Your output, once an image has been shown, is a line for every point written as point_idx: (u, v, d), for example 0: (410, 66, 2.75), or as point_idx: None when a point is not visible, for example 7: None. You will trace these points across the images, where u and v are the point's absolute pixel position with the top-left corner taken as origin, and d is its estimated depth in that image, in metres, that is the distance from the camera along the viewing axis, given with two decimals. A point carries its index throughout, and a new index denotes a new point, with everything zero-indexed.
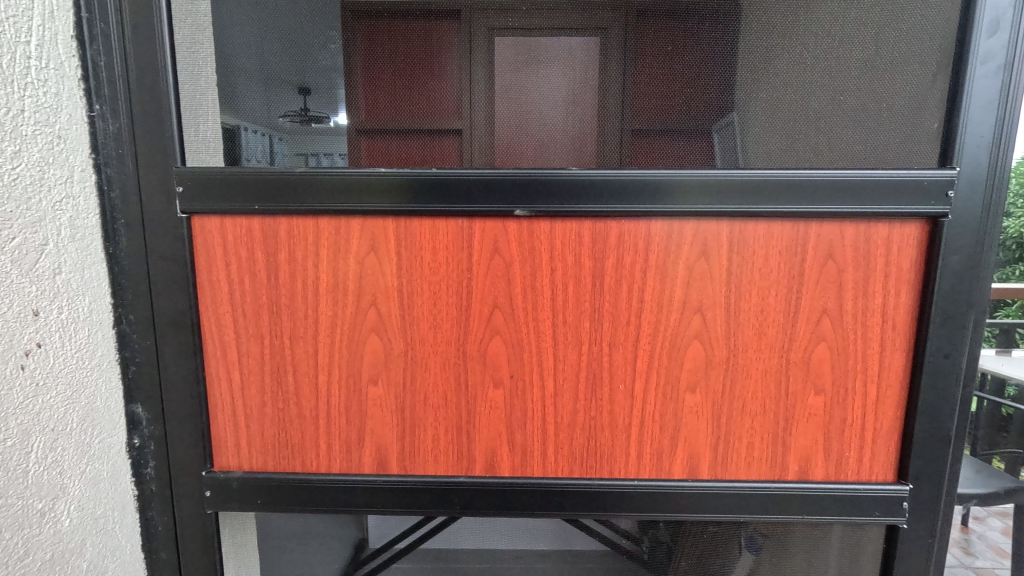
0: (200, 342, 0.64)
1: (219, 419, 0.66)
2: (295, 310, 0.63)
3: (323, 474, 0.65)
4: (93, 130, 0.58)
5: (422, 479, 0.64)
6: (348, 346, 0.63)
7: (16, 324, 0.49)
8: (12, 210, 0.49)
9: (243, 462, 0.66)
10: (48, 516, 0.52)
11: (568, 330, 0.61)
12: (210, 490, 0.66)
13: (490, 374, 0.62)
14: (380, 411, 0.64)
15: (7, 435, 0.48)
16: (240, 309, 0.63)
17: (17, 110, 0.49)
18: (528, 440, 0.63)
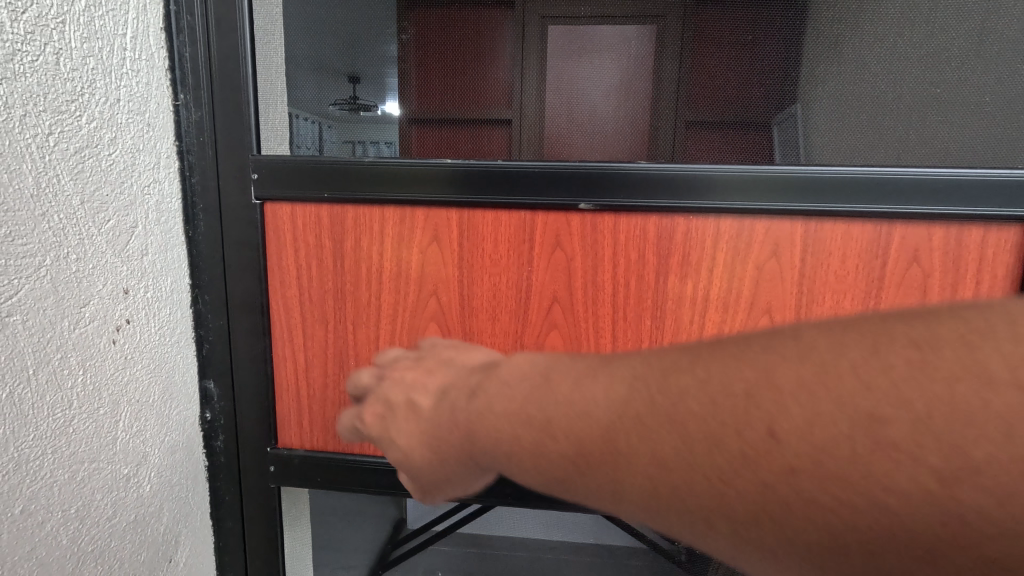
0: (268, 325, 0.67)
1: (285, 399, 0.68)
2: (359, 297, 0.64)
3: (381, 457, 0.67)
4: (178, 118, 0.61)
5: None
6: (409, 333, 0.64)
7: (109, 301, 0.52)
8: (108, 194, 0.52)
9: (305, 441, 0.69)
10: (132, 481, 0.56)
11: (627, 327, 0.60)
12: (274, 466, 0.69)
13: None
14: None
15: (100, 404, 0.52)
16: (308, 294, 0.65)
17: (114, 99, 0.52)
18: None
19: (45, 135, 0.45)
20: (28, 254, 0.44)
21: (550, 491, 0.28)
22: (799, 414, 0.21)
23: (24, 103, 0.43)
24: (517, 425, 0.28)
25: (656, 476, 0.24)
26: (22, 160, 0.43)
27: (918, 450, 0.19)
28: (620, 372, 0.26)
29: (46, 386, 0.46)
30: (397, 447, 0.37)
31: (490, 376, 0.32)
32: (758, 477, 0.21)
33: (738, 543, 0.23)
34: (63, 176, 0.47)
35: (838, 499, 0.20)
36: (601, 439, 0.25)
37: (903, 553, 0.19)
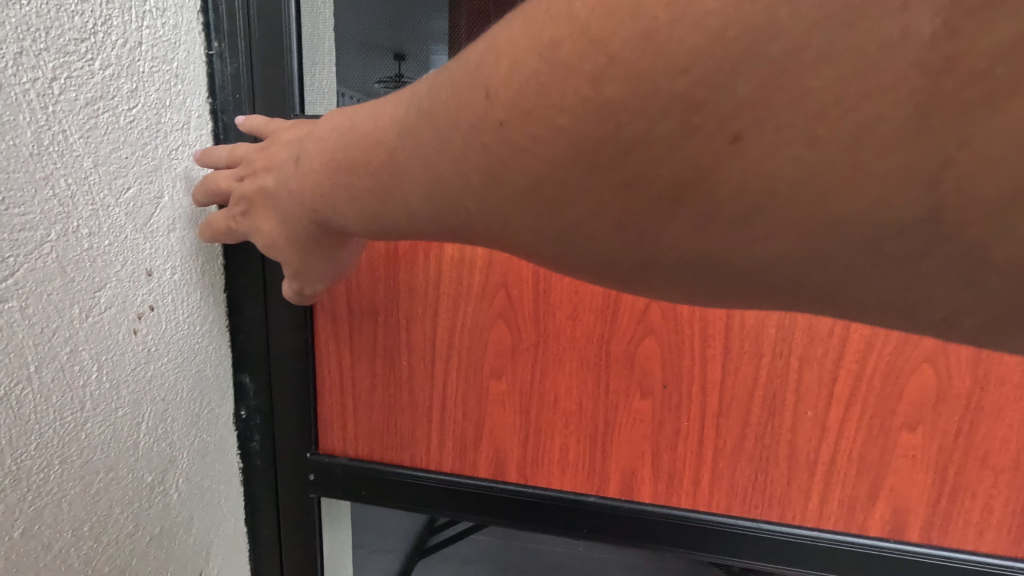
0: (310, 315, 0.58)
1: (328, 400, 0.60)
2: (414, 288, 0.54)
3: (434, 472, 0.58)
4: (212, 71, 0.52)
5: (545, 492, 0.55)
6: (472, 331, 0.54)
7: (129, 284, 0.45)
8: (128, 156, 0.43)
9: (349, 448, 0.60)
10: (157, 489, 0.49)
11: (744, 337, 0.48)
12: (313, 474, 0.61)
13: (636, 382, 0.51)
14: (500, 408, 0.55)
15: (119, 404, 0.44)
16: (355, 281, 0.56)
17: (134, 43, 0.43)
18: (677, 464, 0.52)
19: (47, 80, 0.36)
20: (27, 226, 0.36)
21: (367, 216, 0.37)
22: (504, 69, 0.26)
23: (18, 37, 0.34)
24: (338, 166, 0.37)
25: (423, 173, 0.32)
26: (18, 109, 0.35)
27: (575, 63, 0.23)
28: (400, 100, 0.34)
29: (52, 385, 0.39)
30: (262, 231, 0.46)
31: (310, 139, 0.41)
32: (483, 137, 0.28)
33: (490, 207, 0.30)
34: (72, 133, 0.39)
35: (527, 134, 0.26)
36: (392, 152, 0.33)
37: (568, 162, 0.26)
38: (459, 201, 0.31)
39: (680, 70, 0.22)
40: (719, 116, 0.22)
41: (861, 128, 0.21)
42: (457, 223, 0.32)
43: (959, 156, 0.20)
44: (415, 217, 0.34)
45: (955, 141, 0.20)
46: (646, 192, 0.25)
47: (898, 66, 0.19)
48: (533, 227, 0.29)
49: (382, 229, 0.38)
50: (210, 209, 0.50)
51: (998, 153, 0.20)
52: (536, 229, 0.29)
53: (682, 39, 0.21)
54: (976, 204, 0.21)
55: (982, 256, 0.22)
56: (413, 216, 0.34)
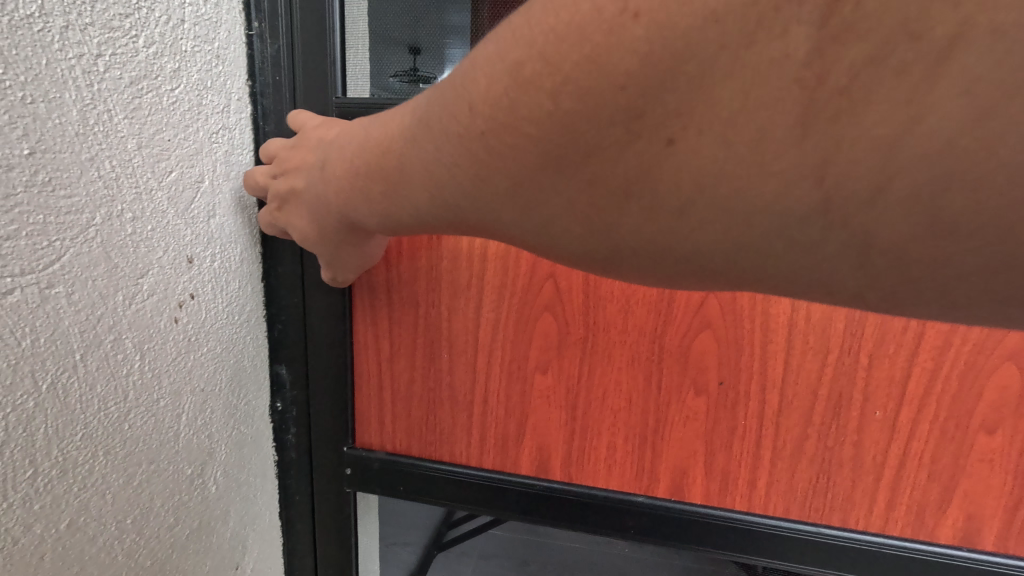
0: (349, 306, 0.56)
1: (364, 394, 0.59)
2: (456, 280, 0.53)
3: (473, 469, 0.57)
4: (251, 52, 0.50)
5: (590, 492, 0.54)
6: (516, 324, 0.53)
7: (170, 271, 0.43)
8: (170, 139, 0.42)
9: (387, 442, 0.59)
10: (197, 482, 0.48)
11: (810, 333, 0.47)
12: (350, 469, 0.60)
13: (692, 379, 0.51)
14: (545, 404, 0.54)
15: (160, 395, 0.43)
16: (397, 275, 0.55)
17: (177, 20, 0.42)
18: (732, 464, 0.51)
19: (93, 56, 0.35)
20: (73, 209, 0.35)
21: (377, 220, 0.38)
22: (482, 84, 0.26)
23: (65, 11, 0.33)
24: (350, 169, 0.37)
25: (425, 178, 0.32)
26: (65, 87, 0.33)
27: (536, 82, 0.24)
28: (407, 106, 0.34)
29: (97, 373, 0.37)
30: (295, 228, 0.46)
31: (334, 145, 0.40)
32: (466, 147, 0.28)
33: (487, 211, 0.30)
34: (116, 112, 0.37)
35: (500, 144, 0.26)
36: (395, 158, 0.33)
37: (543, 171, 0.26)
38: (461, 206, 0.31)
39: (617, 87, 0.22)
40: (654, 125, 0.23)
41: (761, 133, 0.22)
42: (465, 224, 0.33)
43: (835, 157, 0.21)
44: (424, 218, 0.34)
45: (833, 145, 0.21)
46: (622, 197, 0.26)
47: (780, 81, 0.20)
48: (528, 228, 0.30)
49: (398, 229, 0.38)
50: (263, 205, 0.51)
51: (866, 155, 0.20)
52: (529, 232, 0.30)
53: (621, 59, 0.22)
54: (866, 204, 0.21)
55: (867, 246, 0.23)
56: (422, 216, 0.34)
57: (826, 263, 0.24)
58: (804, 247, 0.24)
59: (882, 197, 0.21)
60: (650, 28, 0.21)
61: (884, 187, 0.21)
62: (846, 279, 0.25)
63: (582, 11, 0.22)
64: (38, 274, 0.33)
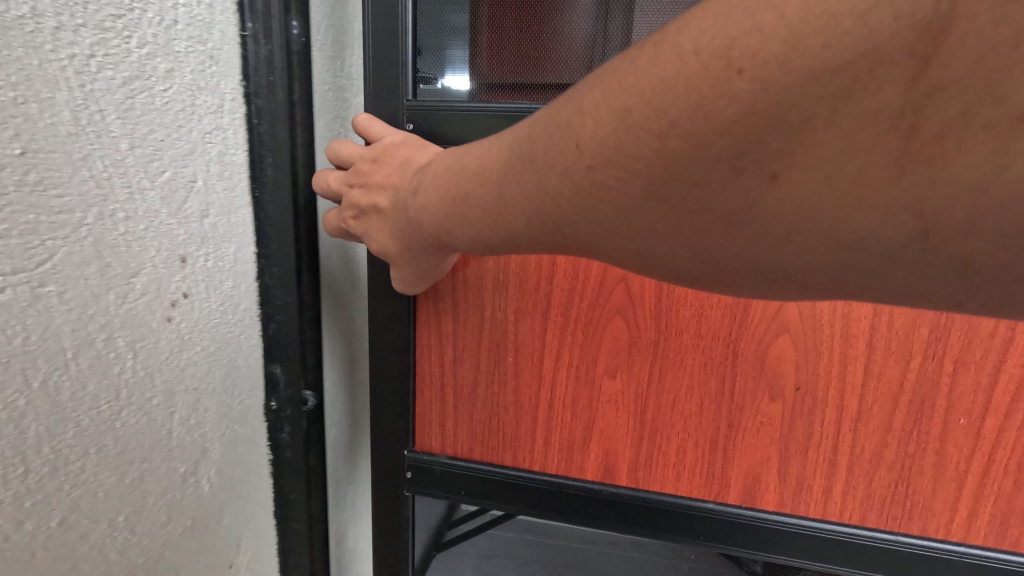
0: (413, 317, 0.67)
1: (425, 399, 0.69)
2: (524, 299, 0.64)
3: (531, 474, 0.68)
4: (245, 53, 0.50)
5: (658, 498, 0.65)
6: (585, 328, 0.63)
7: (163, 271, 0.43)
8: (163, 139, 0.42)
9: (447, 446, 0.70)
10: (191, 480, 0.49)
11: (892, 338, 0.57)
12: (411, 473, 0.70)
13: (768, 384, 0.60)
14: (614, 410, 0.64)
15: (153, 393, 0.43)
16: (493, 305, 0.65)
17: (170, 21, 0.42)
18: (789, 449, 0.61)
19: (85, 57, 0.35)
20: (65, 209, 0.35)
21: (480, 241, 0.45)
22: (591, 127, 0.34)
23: (56, 12, 0.33)
24: (452, 199, 0.45)
25: (527, 205, 0.40)
26: (56, 87, 0.34)
27: (645, 124, 0.31)
28: (502, 140, 0.42)
29: (89, 372, 0.38)
30: (374, 239, 0.55)
31: (426, 171, 0.49)
32: (574, 177, 0.35)
33: (582, 232, 0.38)
34: (108, 113, 0.37)
35: (606, 176, 0.34)
36: (499, 189, 0.41)
37: (652, 201, 0.33)
38: (560, 226, 0.39)
39: (722, 130, 0.29)
40: (765, 161, 0.29)
41: (861, 172, 0.28)
42: (569, 244, 0.40)
43: (931, 194, 0.27)
44: (518, 239, 0.43)
45: (928, 184, 0.26)
46: (728, 223, 0.32)
47: (884, 128, 0.26)
48: (629, 249, 0.37)
49: (490, 249, 0.46)
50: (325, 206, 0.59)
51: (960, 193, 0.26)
52: (627, 248, 0.37)
53: (726, 106, 0.28)
54: (963, 230, 0.27)
55: (965, 263, 0.28)
56: (516, 237, 0.43)
57: (922, 277, 0.30)
58: (909, 266, 0.30)
59: (977, 225, 0.27)
60: (751, 80, 0.27)
61: (981, 216, 0.26)
62: (944, 289, 0.30)
63: (690, 64, 0.29)
64: (29, 273, 0.33)
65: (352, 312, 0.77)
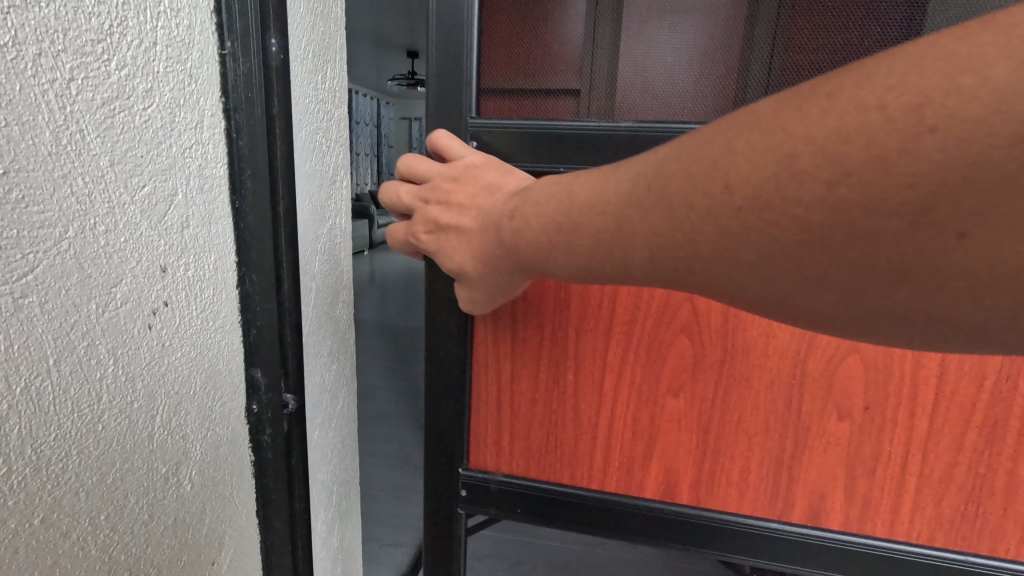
0: (469, 349, 0.68)
1: (480, 420, 0.71)
2: (584, 321, 0.65)
3: (595, 491, 0.70)
4: (224, 71, 0.52)
5: (712, 516, 0.67)
6: (648, 351, 0.64)
7: (144, 281, 0.46)
8: (142, 155, 0.44)
9: (503, 466, 0.72)
10: (171, 481, 0.51)
11: (961, 361, 0.58)
12: (465, 491, 0.73)
13: (835, 404, 0.61)
14: (677, 431, 0.66)
15: (134, 398, 0.46)
16: (556, 328, 0.66)
17: (149, 44, 0.44)
18: (860, 470, 0.63)
19: (65, 81, 0.37)
20: (46, 224, 0.37)
21: (586, 271, 0.43)
22: (745, 169, 0.32)
23: (38, 39, 0.35)
24: (558, 227, 0.43)
25: (650, 238, 0.37)
26: (37, 110, 0.36)
27: (817, 171, 0.29)
28: (624, 169, 0.39)
29: (70, 378, 0.40)
30: (450, 256, 0.55)
31: (521, 197, 0.47)
32: (718, 217, 0.33)
33: (709, 275, 0.36)
34: (89, 132, 0.40)
35: (760, 218, 0.32)
36: (618, 221, 0.39)
37: (805, 246, 0.31)
38: (684, 264, 0.36)
39: (906, 183, 0.27)
40: (951, 218, 0.27)
41: None
42: (696, 282, 0.37)
43: None
44: (629, 272, 0.40)
45: None
46: (868, 266, 0.30)
47: None
48: (761, 291, 0.35)
49: (591, 276, 0.44)
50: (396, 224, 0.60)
51: None
52: (751, 288, 0.35)
53: (911, 163, 0.27)
54: None
55: None
56: (628, 270, 0.40)
57: None
58: None
59: None
60: (945, 140, 0.26)
61: None
62: None
63: (874, 116, 0.27)
64: (12, 285, 0.35)
65: (335, 319, 0.79)
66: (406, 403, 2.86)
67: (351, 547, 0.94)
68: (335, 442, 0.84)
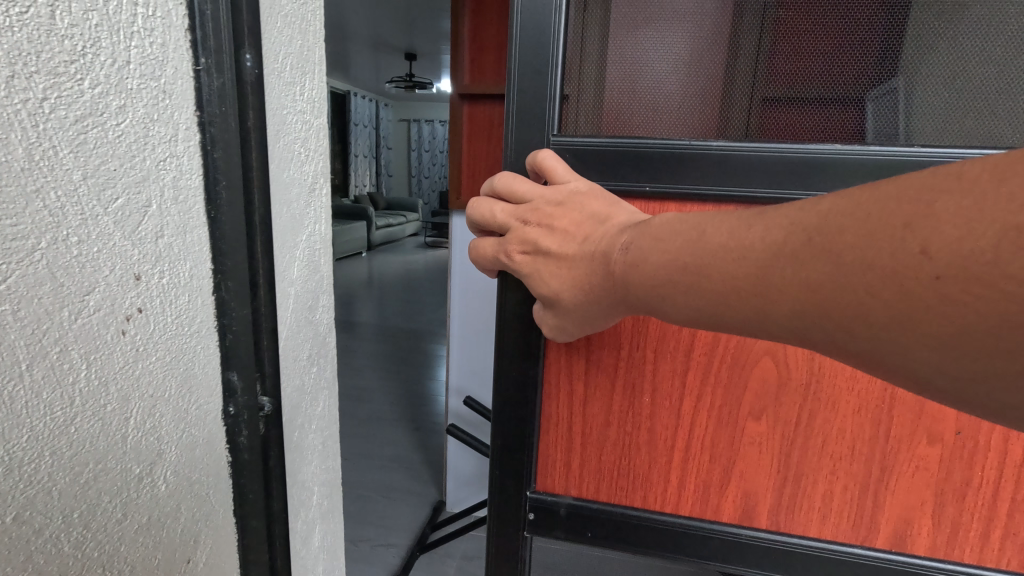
0: (543, 370, 0.75)
1: (553, 436, 0.77)
2: (663, 345, 0.71)
3: (673, 515, 0.75)
4: (199, 86, 0.54)
5: (800, 540, 0.72)
6: (732, 373, 0.70)
7: (118, 288, 0.48)
8: (116, 168, 0.46)
9: (572, 489, 0.78)
10: (146, 481, 0.52)
11: None
12: (534, 513, 0.78)
13: (926, 428, 0.67)
14: (757, 454, 0.72)
15: (107, 401, 0.47)
16: (638, 350, 0.72)
17: (122, 62, 0.46)
18: (937, 492, 0.68)
19: (38, 100, 0.40)
20: (18, 236, 0.39)
21: (703, 312, 0.48)
22: (949, 236, 0.33)
23: (10, 62, 0.38)
24: (682, 267, 0.48)
25: (799, 294, 0.41)
26: (10, 129, 0.38)
27: None
28: (776, 219, 0.43)
29: (42, 383, 0.42)
30: (545, 281, 0.61)
31: (639, 235, 0.52)
32: (900, 284, 0.36)
33: (869, 340, 0.38)
34: (61, 148, 0.42)
35: (958, 290, 0.33)
36: (758, 269, 0.43)
37: (1003, 328, 0.32)
38: (833, 321, 0.39)
39: None
40: None
41: None
42: (833, 340, 0.41)
43: None
44: (767, 323, 0.44)
45: None
46: None
47: None
48: (924, 363, 0.37)
49: (717, 323, 0.48)
50: (483, 242, 0.67)
51: None
52: (916, 357, 0.37)
53: None
54: None
55: None
56: (765, 321, 0.44)
57: None
58: None
59: None
60: None
61: None
62: None
63: None
64: None
65: (315, 323, 0.81)
66: (402, 403, 2.89)
67: (334, 547, 0.96)
68: (315, 442, 0.86)
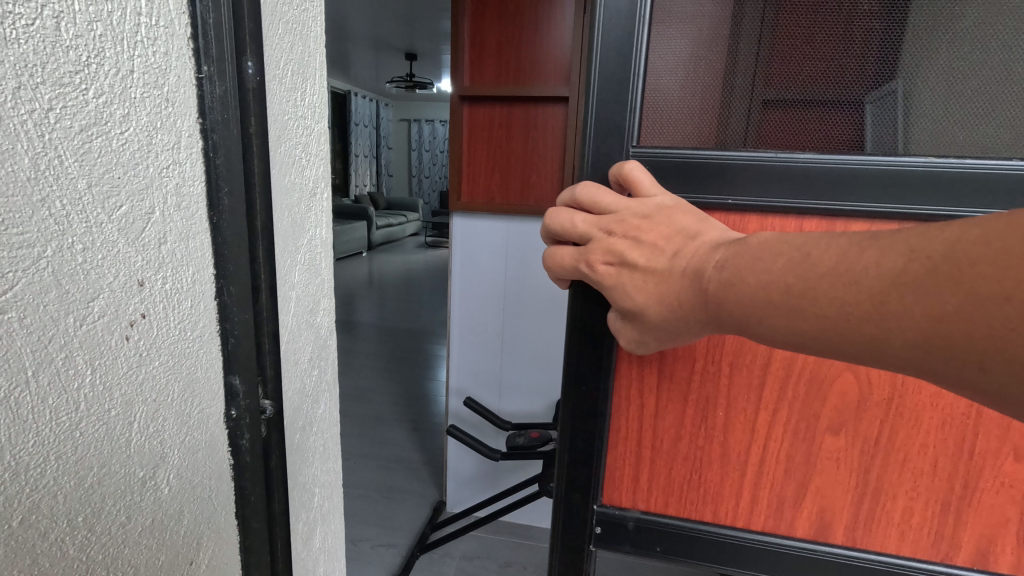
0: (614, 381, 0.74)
1: (621, 449, 0.77)
2: (740, 359, 0.71)
3: (748, 531, 0.75)
4: (201, 93, 0.55)
5: (877, 556, 0.72)
6: (810, 389, 0.70)
7: (121, 294, 0.48)
8: (120, 176, 0.47)
9: (640, 503, 0.78)
10: (149, 484, 0.53)
11: None
12: (601, 526, 0.78)
13: (1010, 446, 0.66)
14: (836, 470, 0.71)
15: (111, 406, 0.48)
16: (716, 365, 0.72)
17: (126, 71, 0.47)
18: (1006, 506, 0.68)
19: (43, 110, 0.40)
20: (25, 244, 0.40)
21: (805, 334, 0.48)
22: None
23: (16, 73, 0.38)
24: (788, 289, 0.48)
25: (922, 323, 0.41)
26: (16, 139, 0.39)
27: None
28: (893, 245, 0.43)
29: (49, 388, 0.42)
30: (625, 291, 0.59)
31: (739, 252, 0.51)
32: None
33: (994, 375, 0.39)
34: (67, 157, 0.42)
35: None
36: (874, 297, 0.43)
37: None
38: (958, 354, 0.40)
39: None
40: None
41: None
42: (953, 372, 0.41)
43: None
44: (879, 352, 0.44)
45: None
46: None
47: None
48: None
49: (823, 348, 0.48)
50: (557, 248, 0.65)
51: None
52: None
53: None
54: None
55: None
56: (877, 348, 0.44)
57: None
58: None
59: None
60: None
61: None
62: None
63: None
64: None
65: (315, 327, 0.82)
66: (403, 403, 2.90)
67: (334, 548, 0.97)
68: (316, 444, 0.87)
